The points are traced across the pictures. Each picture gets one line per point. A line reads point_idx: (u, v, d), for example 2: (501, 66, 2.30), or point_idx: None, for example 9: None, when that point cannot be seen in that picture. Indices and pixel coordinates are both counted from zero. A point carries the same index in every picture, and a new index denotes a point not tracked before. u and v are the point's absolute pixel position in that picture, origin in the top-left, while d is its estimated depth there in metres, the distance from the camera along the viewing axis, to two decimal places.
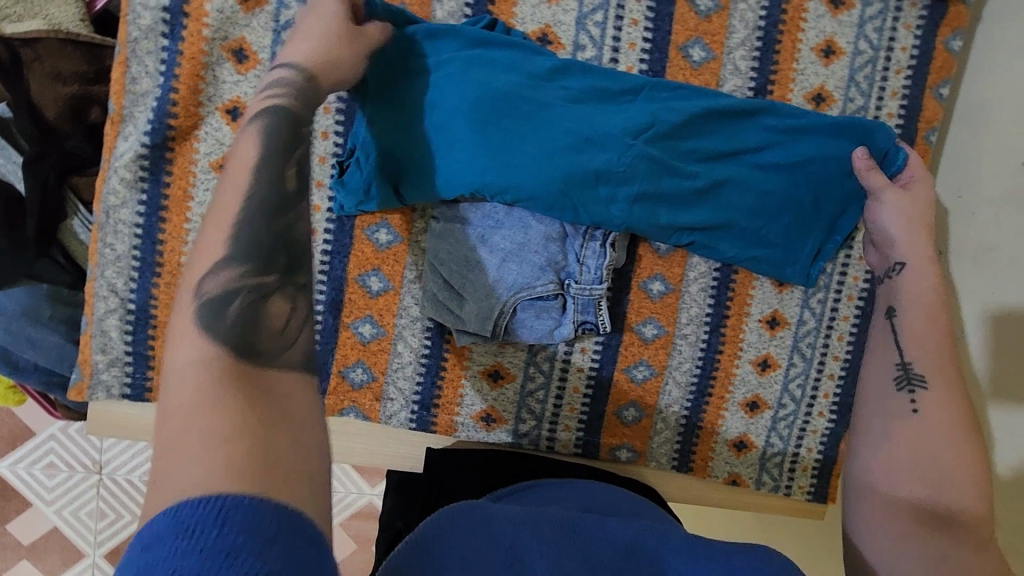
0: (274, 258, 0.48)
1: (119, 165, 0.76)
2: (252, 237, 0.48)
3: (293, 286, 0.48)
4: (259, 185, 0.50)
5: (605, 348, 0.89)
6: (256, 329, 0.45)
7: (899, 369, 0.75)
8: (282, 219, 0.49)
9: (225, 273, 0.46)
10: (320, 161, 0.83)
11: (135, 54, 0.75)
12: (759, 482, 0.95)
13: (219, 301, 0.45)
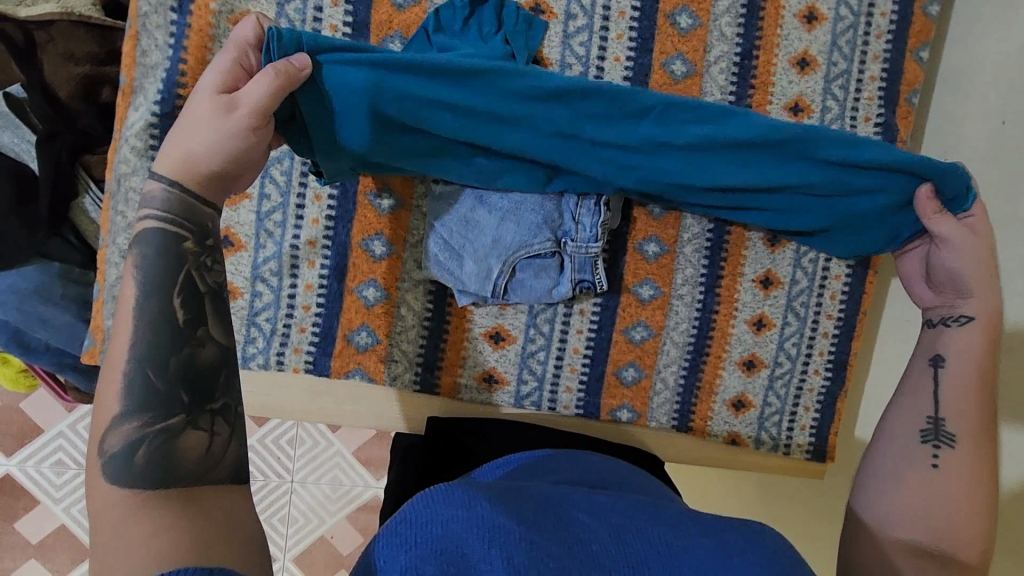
0: (176, 398, 0.54)
1: (130, 135, 0.78)
2: (147, 383, 0.53)
3: (201, 413, 0.55)
4: (148, 330, 0.54)
5: (603, 310, 0.90)
6: (173, 463, 0.51)
7: (930, 422, 0.69)
8: (181, 357, 0.55)
9: (130, 424, 0.52)
10: (315, 199, 0.83)
11: (145, 27, 0.76)
12: (758, 441, 0.96)
13: (125, 452, 0.50)
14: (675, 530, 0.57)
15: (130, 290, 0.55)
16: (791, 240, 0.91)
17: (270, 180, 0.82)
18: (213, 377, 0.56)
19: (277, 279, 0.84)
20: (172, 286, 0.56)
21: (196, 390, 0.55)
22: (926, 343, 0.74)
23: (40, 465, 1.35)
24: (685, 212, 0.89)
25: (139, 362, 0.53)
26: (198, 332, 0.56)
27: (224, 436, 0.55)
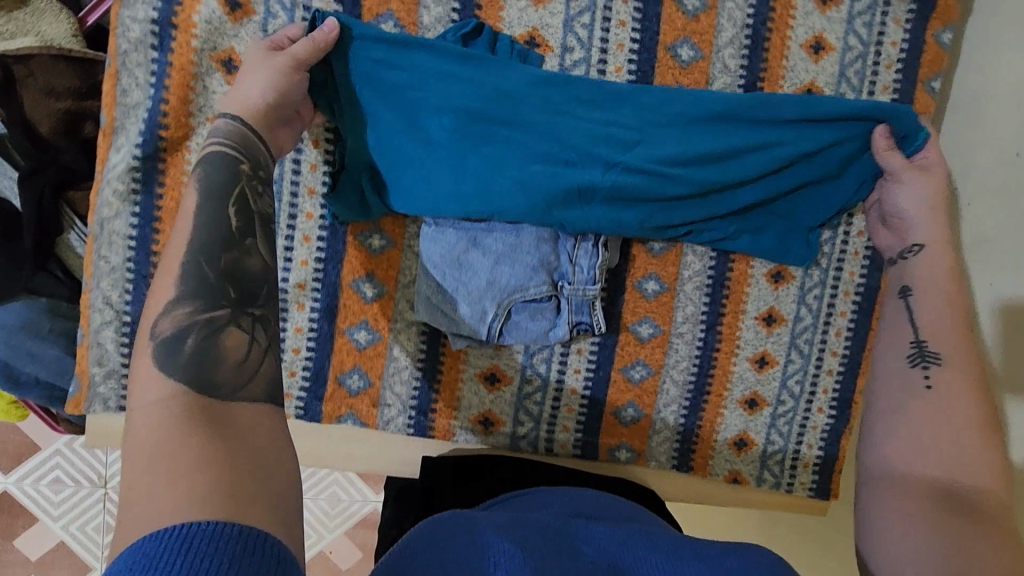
0: (224, 292, 0.53)
1: (111, 177, 0.75)
2: (199, 274, 0.53)
3: (245, 317, 0.53)
4: (201, 229, 0.55)
5: (601, 348, 0.88)
6: (212, 362, 0.50)
7: (913, 347, 0.71)
8: (227, 260, 0.55)
9: (178, 312, 0.51)
10: (310, 167, 0.80)
11: (125, 66, 0.73)
12: (760, 479, 0.94)
13: (174, 338, 0.50)
14: (674, 556, 0.54)
15: (191, 193, 0.57)
16: (795, 277, 0.89)
17: None
18: (259, 283, 0.55)
19: None
20: (227, 194, 0.58)
21: (241, 290, 0.54)
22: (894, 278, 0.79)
23: (38, 484, 1.28)
24: (685, 249, 0.87)
25: (191, 253, 0.53)
26: (245, 241, 0.57)
27: (263, 341, 0.54)
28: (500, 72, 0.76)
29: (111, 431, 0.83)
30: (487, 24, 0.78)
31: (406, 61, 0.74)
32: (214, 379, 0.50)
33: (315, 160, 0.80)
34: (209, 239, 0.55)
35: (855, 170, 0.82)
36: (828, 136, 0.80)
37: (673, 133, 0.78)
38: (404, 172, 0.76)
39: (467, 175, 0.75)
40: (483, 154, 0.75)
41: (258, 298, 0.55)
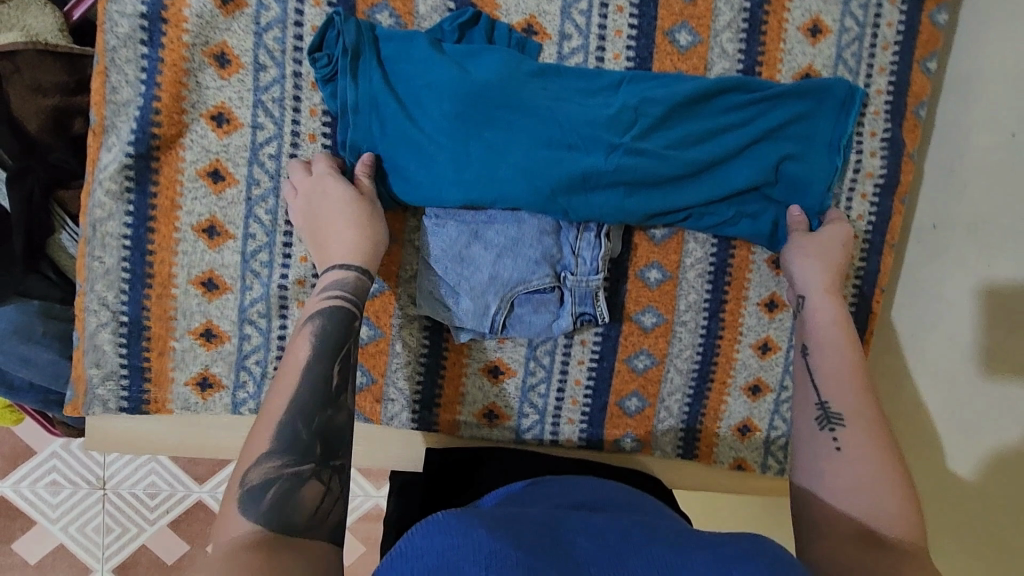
0: (313, 448, 0.58)
1: (103, 177, 0.73)
2: (294, 434, 0.58)
3: (327, 469, 0.58)
4: (307, 388, 0.61)
5: (604, 339, 0.88)
6: (291, 511, 0.53)
7: (819, 410, 0.73)
8: (323, 416, 0.60)
9: (270, 463, 0.56)
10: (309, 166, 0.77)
11: (114, 62, 0.71)
12: (764, 465, 0.95)
13: (263, 487, 0.54)
14: (676, 547, 0.53)
15: (304, 350, 0.64)
16: None
17: (255, 220, 0.77)
18: (343, 439, 0.60)
19: (266, 321, 0.79)
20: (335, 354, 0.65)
21: (330, 445, 0.59)
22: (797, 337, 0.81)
23: (35, 486, 1.26)
24: (687, 236, 0.86)
25: (292, 412, 0.59)
26: (339, 398, 0.62)
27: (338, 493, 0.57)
28: (498, 62, 0.75)
29: (111, 434, 0.82)
30: (483, 12, 0.77)
31: (402, 58, 0.74)
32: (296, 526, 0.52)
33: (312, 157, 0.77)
34: (309, 394, 0.60)
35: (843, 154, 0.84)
36: (810, 124, 0.82)
37: (671, 124, 0.78)
38: (411, 167, 0.75)
39: (473, 165, 0.74)
40: (483, 142, 0.74)
41: (337, 443, 0.60)
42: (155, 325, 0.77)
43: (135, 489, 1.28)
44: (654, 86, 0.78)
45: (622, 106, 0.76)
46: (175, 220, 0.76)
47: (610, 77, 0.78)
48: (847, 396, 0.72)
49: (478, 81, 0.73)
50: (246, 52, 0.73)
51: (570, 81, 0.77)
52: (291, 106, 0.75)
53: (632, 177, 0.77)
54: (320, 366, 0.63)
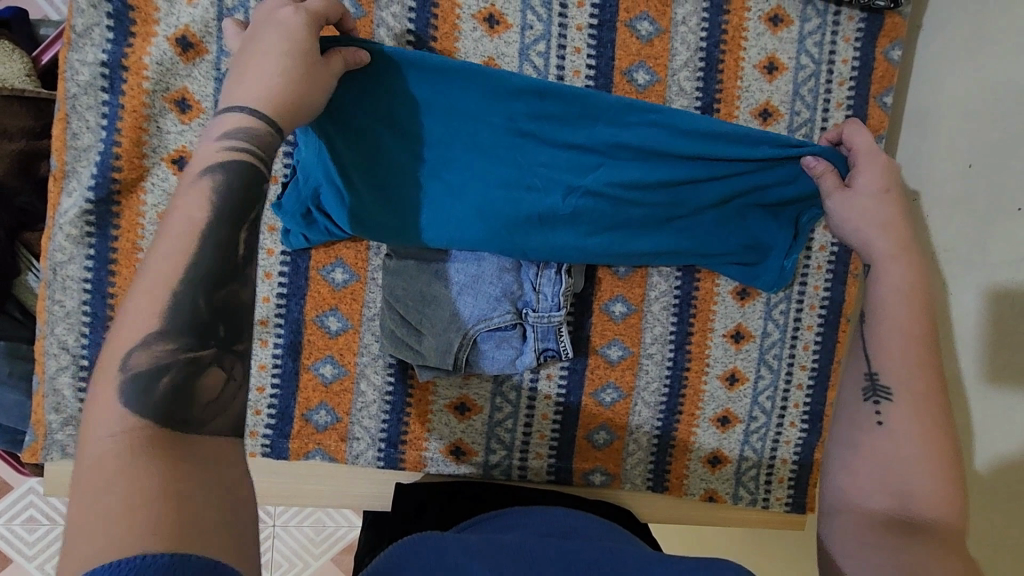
0: (212, 330, 0.44)
1: (64, 222, 0.74)
2: (191, 308, 0.43)
3: (231, 353, 0.45)
4: (201, 253, 0.44)
5: (571, 373, 0.88)
6: (186, 408, 0.41)
7: (866, 380, 0.66)
8: (227, 289, 0.45)
9: (156, 346, 0.42)
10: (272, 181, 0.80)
11: (75, 109, 0.72)
12: (736, 496, 0.94)
13: (145, 378, 0.40)
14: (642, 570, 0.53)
15: (201, 205, 0.46)
16: (761, 293, 0.90)
17: None
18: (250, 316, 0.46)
19: None
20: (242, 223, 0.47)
21: (236, 325, 0.45)
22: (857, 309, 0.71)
23: (11, 523, 1.23)
24: (650, 270, 0.87)
25: (183, 281, 0.43)
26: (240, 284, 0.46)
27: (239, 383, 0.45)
28: (468, 94, 0.71)
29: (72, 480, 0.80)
30: (442, 55, 0.78)
31: (353, 83, 0.68)
32: (188, 420, 0.41)
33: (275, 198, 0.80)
34: (208, 263, 0.45)
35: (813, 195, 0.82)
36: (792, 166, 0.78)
37: (638, 163, 0.77)
38: (370, 209, 0.74)
39: (428, 203, 0.74)
40: (439, 179, 0.74)
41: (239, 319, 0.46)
42: None
43: None
44: (631, 122, 0.75)
45: (587, 148, 0.75)
46: (136, 262, 0.76)
47: (587, 110, 0.74)
48: (903, 369, 0.64)
49: (441, 117, 0.72)
50: (207, 98, 0.74)
51: (545, 113, 0.73)
52: None
53: (589, 219, 0.78)
54: (224, 232, 0.47)
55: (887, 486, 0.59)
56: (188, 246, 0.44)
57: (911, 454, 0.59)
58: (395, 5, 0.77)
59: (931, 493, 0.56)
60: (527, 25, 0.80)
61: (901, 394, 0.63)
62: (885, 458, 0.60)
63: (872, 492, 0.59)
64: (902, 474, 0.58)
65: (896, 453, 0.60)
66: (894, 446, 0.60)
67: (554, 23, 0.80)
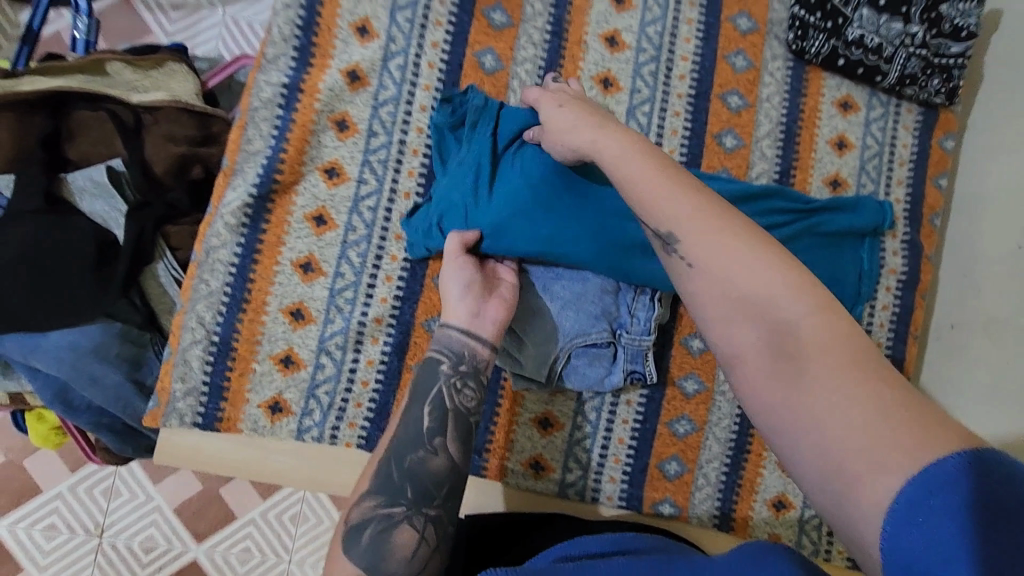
0: (404, 492, 0.67)
1: (225, 212, 0.84)
2: (389, 473, 0.68)
3: (422, 516, 0.66)
4: (405, 430, 0.71)
5: (648, 401, 0.93)
6: (385, 555, 0.62)
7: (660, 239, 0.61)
8: (418, 458, 0.69)
9: (369, 502, 0.66)
10: (404, 196, 0.88)
11: (254, 120, 0.85)
12: (799, 545, 0.95)
13: (357, 529, 0.64)
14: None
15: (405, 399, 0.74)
16: None
17: (346, 260, 0.87)
18: (438, 484, 0.69)
19: (341, 353, 0.86)
20: (426, 398, 0.73)
21: (422, 491, 0.68)
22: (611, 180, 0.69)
23: (32, 528, 1.19)
24: None
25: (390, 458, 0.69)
26: (436, 441, 0.71)
27: (458, 456, 0.72)
28: None
29: (179, 449, 0.85)
30: None
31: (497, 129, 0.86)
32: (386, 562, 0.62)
33: (404, 210, 0.88)
34: (411, 436, 0.71)
35: (870, 247, 0.96)
36: (849, 220, 0.94)
37: None
38: (497, 223, 0.81)
39: (541, 223, 0.81)
40: (555, 203, 0.82)
41: (435, 500, 0.67)
42: (241, 347, 0.84)
43: (134, 541, 1.21)
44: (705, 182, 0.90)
45: None
46: (278, 255, 0.85)
47: None
48: (692, 219, 0.59)
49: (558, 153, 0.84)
50: (364, 121, 0.87)
51: None
52: (393, 167, 0.88)
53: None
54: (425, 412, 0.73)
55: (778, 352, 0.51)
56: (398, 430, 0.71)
57: (746, 284, 0.54)
58: (529, 63, 0.91)
59: (797, 313, 0.51)
60: (636, 89, 0.93)
61: (688, 236, 0.58)
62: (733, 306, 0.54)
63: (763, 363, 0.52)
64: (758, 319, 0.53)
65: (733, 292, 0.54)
66: (721, 284, 0.55)
67: (659, 89, 0.94)
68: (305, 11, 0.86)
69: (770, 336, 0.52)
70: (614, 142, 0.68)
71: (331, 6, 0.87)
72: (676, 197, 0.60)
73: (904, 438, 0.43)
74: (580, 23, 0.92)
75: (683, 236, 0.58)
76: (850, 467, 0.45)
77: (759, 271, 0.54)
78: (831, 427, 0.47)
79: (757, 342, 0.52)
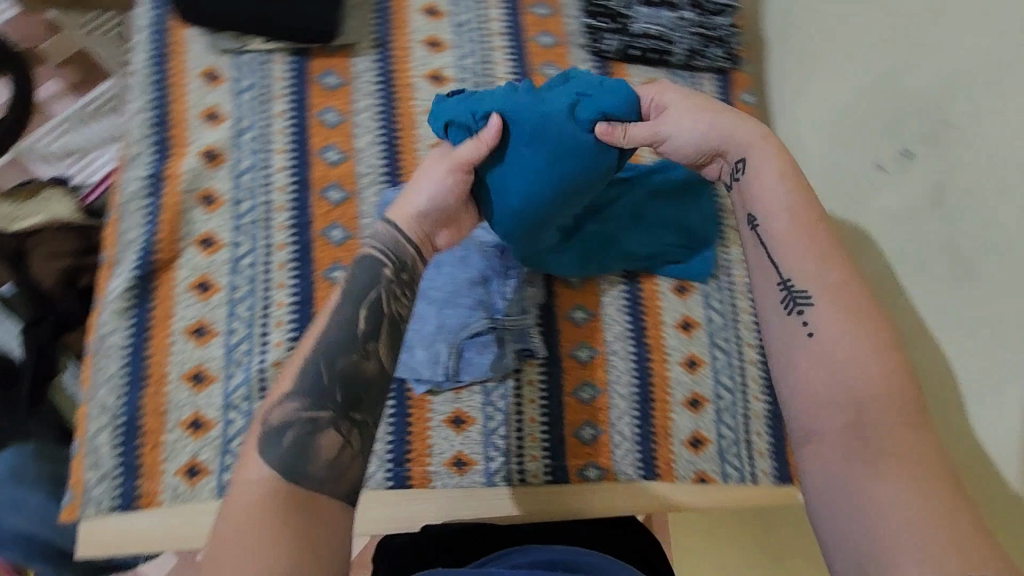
0: (331, 395, 0.65)
1: (111, 300, 0.90)
2: (317, 374, 0.66)
3: (346, 422, 0.65)
4: (337, 330, 0.69)
5: (550, 376, 0.99)
6: (303, 457, 0.61)
7: (783, 291, 0.73)
8: (350, 363, 0.68)
9: (295, 404, 0.64)
10: (279, 248, 0.96)
11: (125, 212, 0.93)
12: (724, 474, 1.01)
13: (280, 430, 0.62)
14: None
15: (338, 295, 0.72)
16: (695, 287, 1.08)
17: (236, 318, 0.93)
18: (366, 388, 0.68)
19: (247, 403, 0.90)
20: (363, 299, 0.71)
21: (349, 396, 0.66)
22: (742, 202, 0.80)
23: None
24: (600, 280, 1.05)
25: (320, 357, 0.67)
26: (368, 346, 0.69)
27: (388, 361, 0.71)
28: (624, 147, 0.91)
29: (107, 538, 0.86)
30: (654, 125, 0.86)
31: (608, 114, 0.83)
32: (306, 470, 0.61)
33: (282, 260, 0.95)
34: (342, 339, 0.68)
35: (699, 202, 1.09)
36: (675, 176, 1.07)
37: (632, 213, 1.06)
38: (530, 185, 0.82)
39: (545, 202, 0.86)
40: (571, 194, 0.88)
41: (361, 406, 0.67)
42: (149, 421, 0.88)
43: None
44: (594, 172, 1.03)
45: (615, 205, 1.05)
46: (169, 327, 0.91)
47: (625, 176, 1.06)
48: (826, 284, 0.70)
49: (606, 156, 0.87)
50: (228, 192, 0.96)
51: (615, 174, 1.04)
52: (263, 225, 0.96)
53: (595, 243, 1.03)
54: (349, 310, 0.71)
55: (845, 419, 0.62)
56: (332, 328, 0.69)
57: (856, 374, 0.64)
58: (367, 112, 1.03)
59: (887, 428, 0.61)
60: None
61: (820, 298, 0.70)
62: (823, 362, 0.66)
63: (830, 413, 0.64)
64: (843, 377, 0.64)
65: (834, 354, 0.66)
66: (833, 353, 0.66)
67: None
68: (157, 111, 0.97)
69: (852, 425, 0.62)
70: (773, 168, 0.77)
71: (179, 103, 0.98)
72: (822, 271, 0.71)
73: (954, 561, 0.52)
74: (405, 70, 1.06)
75: (812, 300, 0.70)
76: (895, 556, 0.54)
77: (876, 370, 0.64)
78: (890, 519, 0.56)
79: (835, 418, 0.63)
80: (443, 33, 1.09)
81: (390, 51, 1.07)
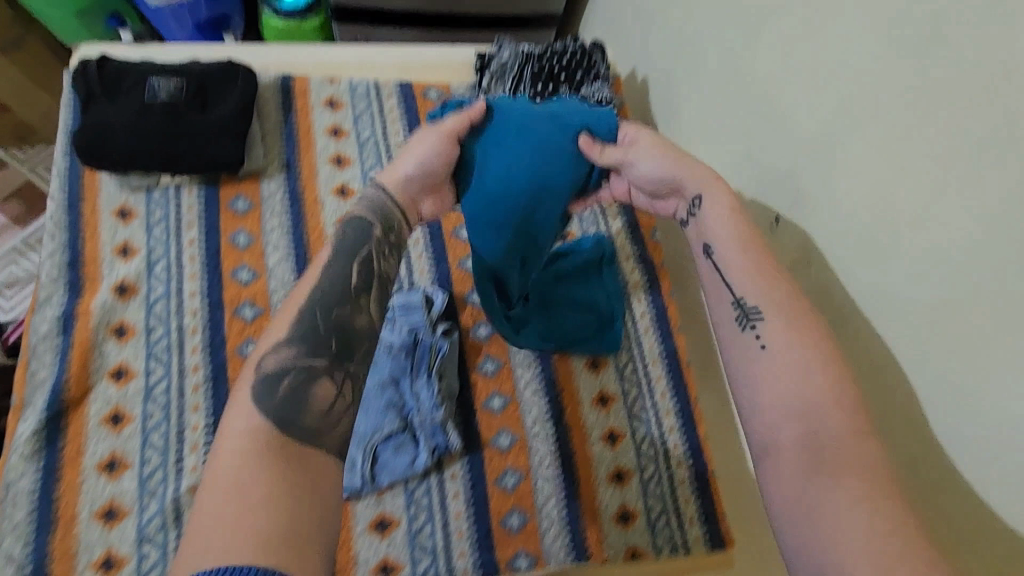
0: (328, 343, 0.64)
1: (19, 444, 0.90)
2: (312, 321, 0.64)
3: (340, 372, 0.64)
4: (330, 282, 0.67)
5: (471, 468, 1.01)
6: (297, 407, 0.59)
7: (736, 308, 0.65)
8: (343, 312, 0.66)
9: (284, 353, 0.62)
10: (192, 371, 0.98)
11: (36, 354, 0.95)
12: (657, 547, 1.00)
13: (273, 379, 0.60)
14: None
15: (328, 248, 0.70)
16: (609, 362, 1.13)
17: (150, 446, 0.93)
18: (361, 341, 0.66)
19: (162, 534, 0.88)
20: (354, 253, 0.69)
21: (343, 346, 0.65)
22: (694, 238, 0.73)
23: None
24: (515, 367, 1.09)
25: (312, 307, 0.65)
26: (361, 300, 0.68)
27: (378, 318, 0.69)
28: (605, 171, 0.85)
29: None
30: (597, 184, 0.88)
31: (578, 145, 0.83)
32: (296, 423, 0.58)
33: (196, 382, 0.97)
34: (333, 290, 0.67)
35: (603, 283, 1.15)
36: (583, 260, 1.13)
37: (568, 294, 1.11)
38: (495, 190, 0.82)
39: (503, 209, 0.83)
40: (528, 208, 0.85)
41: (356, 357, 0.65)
42: (57, 566, 0.85)
43: None
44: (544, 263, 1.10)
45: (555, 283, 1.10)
46: (80, 464, 0.91)
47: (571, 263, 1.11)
48: (764, 291, 0.64)
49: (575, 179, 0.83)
50: (141, 321, 0.99)
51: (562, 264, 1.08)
52: (176, 349, 0.99)
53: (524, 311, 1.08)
54: (342, 264, 0.69)
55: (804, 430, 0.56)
56: (321, 282, 0.67)
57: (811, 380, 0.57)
58: (276, 230, 1.09)
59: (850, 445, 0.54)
60: None
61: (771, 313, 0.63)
62: (774, 375, 0.59)
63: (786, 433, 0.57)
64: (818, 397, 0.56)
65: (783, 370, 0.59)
66: (780, 371, 0.59)
67: None
68: (70, 252, 1.02)
69: (807, 437, 0.55)
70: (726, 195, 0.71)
71: (93, 242, 1.03)
72: (772, 288, 0.64)
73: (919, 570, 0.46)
74: (312, 188, 1.13)
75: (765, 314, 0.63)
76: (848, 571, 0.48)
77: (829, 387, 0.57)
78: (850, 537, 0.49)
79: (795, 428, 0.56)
80: (348, 150, 1.18)
81: (296, 173, 1.14)
